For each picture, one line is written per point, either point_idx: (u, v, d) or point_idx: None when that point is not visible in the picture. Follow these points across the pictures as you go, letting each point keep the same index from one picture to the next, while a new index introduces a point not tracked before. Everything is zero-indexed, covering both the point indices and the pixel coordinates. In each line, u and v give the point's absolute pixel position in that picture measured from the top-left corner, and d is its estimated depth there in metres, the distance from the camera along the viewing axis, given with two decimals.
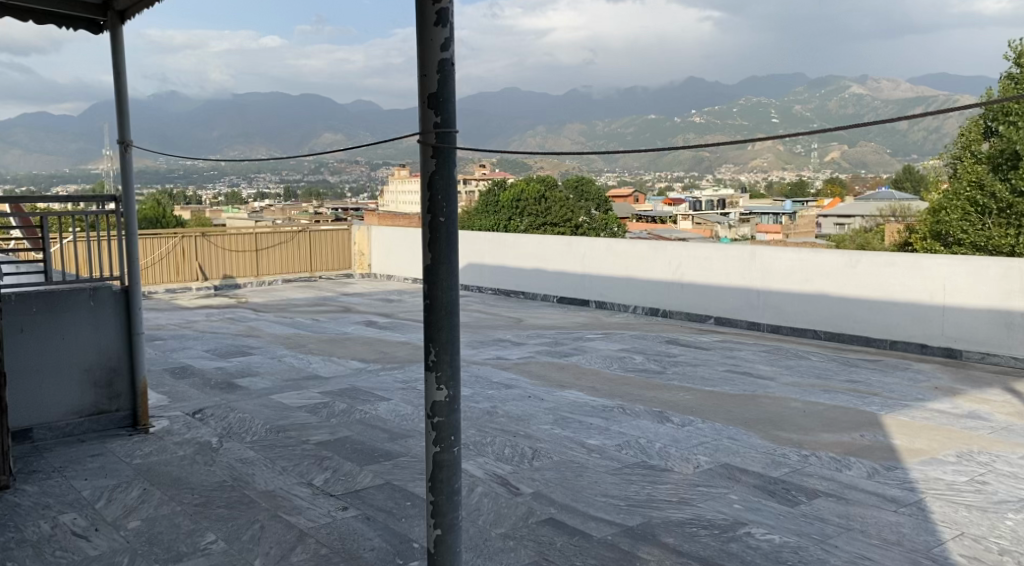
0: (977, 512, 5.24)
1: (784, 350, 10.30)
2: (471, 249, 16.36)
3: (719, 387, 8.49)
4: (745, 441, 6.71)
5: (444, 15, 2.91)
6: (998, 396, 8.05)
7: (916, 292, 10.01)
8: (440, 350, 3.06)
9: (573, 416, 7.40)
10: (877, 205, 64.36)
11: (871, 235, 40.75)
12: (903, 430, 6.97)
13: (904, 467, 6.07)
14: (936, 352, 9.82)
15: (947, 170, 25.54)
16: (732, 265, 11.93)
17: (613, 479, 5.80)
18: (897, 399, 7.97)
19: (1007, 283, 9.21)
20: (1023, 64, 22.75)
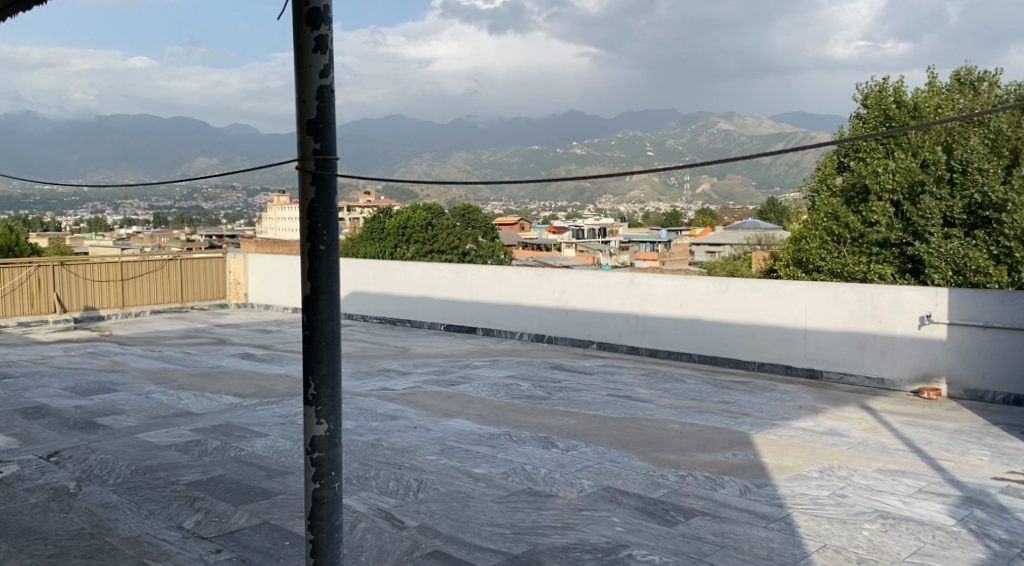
0: (839, 524, 5.50)
1: (662, 373, 10.58)
2: (355, 277, 16.12)
3: (602, 411, 8.62)
4: (626, 463, 6.82)
5: (323, 42, 2.85)
6: (856, 413, 8.53)
7: (781, 316, 10.51)
8: (320, 383, 2.96)
9: (460, 445, 7.34)
10: (745, 234, 67.61)
11: (740, 262, 42.69)
12: (772, 448, 7.26)
13: (773, 484, 6.32)
14: (800, 372, 10.32)
15: (806, 202, 27.17)
16: (613, 291, 12.21)
17: (498, 507, 5.77)
18: (767, 419, 8.30)
19: (861, 306, 9.81)
20: (868, 106, 24.52)
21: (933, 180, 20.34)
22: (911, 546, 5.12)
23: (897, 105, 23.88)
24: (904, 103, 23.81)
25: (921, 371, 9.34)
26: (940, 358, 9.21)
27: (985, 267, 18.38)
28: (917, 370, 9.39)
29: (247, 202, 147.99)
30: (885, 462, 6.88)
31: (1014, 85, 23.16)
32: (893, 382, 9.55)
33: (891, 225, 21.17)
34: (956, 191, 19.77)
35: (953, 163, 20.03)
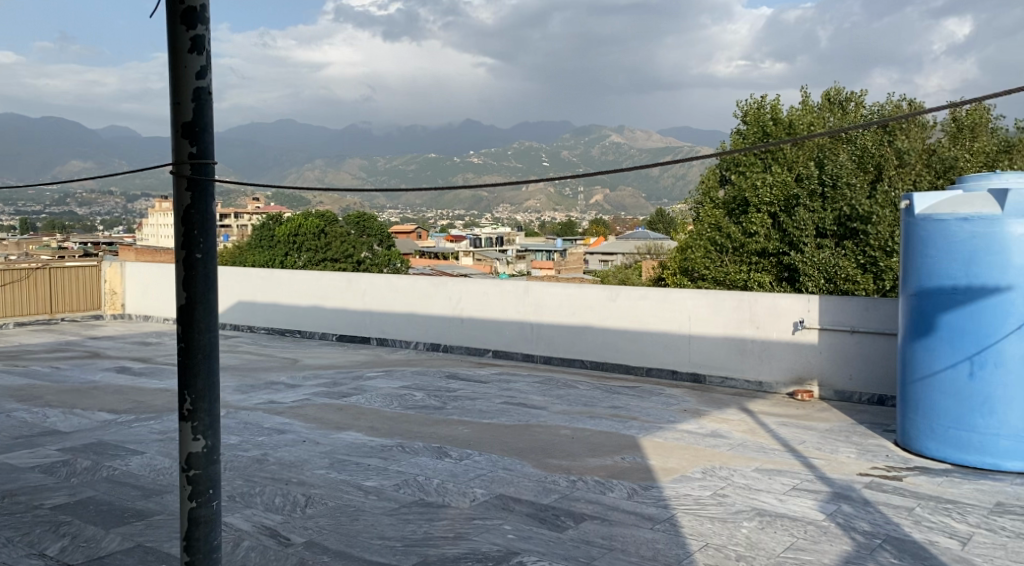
0: (719, 523, 5.72)
1: (555, 380, 10.73)
2: (242, 286, 15.66)
3: (496, 418, 8.68)
4: (518, 471, 6.88)
5: (199, 43, 2.76)
6: (736, 415, 8.90)
7: (666, 323, 10.85)
8: (196, 398, 2.86)
9: (350, 458, 7.23)
10: (636, 244, 69.40)
11: (630, 271, 43.81)
12: (658, 451, 7.48)
13: (659, 486, 6.50)
14: (685, 377, 10.67)
15: (692, 213, 28.20)
16: (508, 299, 12.30)
17: (389, 520, 5.72)
18: (653, 422, 8.55)
19: (740, 312, 10.24)
20: (749, 122, 25.67)
21: (806, 194, 21.27)
22: (785, 542, 5.38)
23: (774, 122, 25.13)
24: (780, 120, 25.07)
25: (796, 373, 9.82)
26: (813, 361, 9.71)
27: (853, 275, 19.34)
28: (792, 373, 9.86)
29: (126, 207, 141.33)
30: (762, 462, 7.20)
31: (878, 105, 24.84)
32: (770, 385, 10.00)
33: (769, 236, 22.07)
34: (827, 204, 20.82)
35: (825, 178, 21.11)
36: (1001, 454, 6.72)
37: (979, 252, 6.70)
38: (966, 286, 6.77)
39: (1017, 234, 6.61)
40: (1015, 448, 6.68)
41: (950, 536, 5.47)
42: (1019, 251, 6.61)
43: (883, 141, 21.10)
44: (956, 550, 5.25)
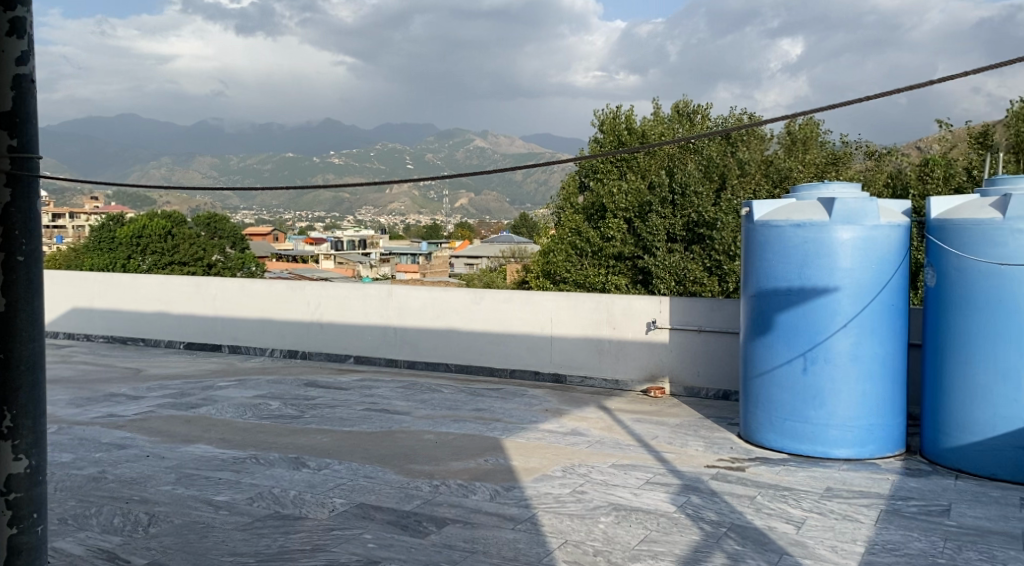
0: (578, 520, 5.86)
1: (418, 385, 10.68)
2: (79, 292, 14.67)
3: (357, 426, 8.53)
4: (379, 478, 6.79)
5: (19, 27, 2.57)
6: (594, 414, 9.14)
7: (526, 324, 11.02)
8: (18, 413, 2.65)
9: (199, 472, 6.92)
10: (499, 248, 70.12)
11: (494, 274, 44.22)
12: (520, 452, 7.58)
13: (520, 487, 6.59)
14: (546, 377, 10.87)
15: (553, 217, 28.81)
16: (369, 303, 12.13)
17: (241, 536, 5.51)
18: (515, 423, 8.65)
19: (597, 313, 10.53)
20: (605, 129, 26.48)
21: (659, 201, 22.03)
22: (639, 535, 5.57)
23: (629, 131, 26.03)
24: (634, 129, 26.01)
25: (648, 372, 10.21)
26: (665, 360, 10.12)
27: (700, 277, 20.46)
28: (645, 371, 10.24)
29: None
30: (619, 458, 7.43)
31: (723, 118, 26.26)
32: (625, 383, 10.35)
33: (625, 240, 22.88)
34: (677, 210, 21.65)
35: (675, 186, 22.01)
36: (830, 443, 7.24)
37: (810, 255, 7.19)
38: (799, 287, 7.25)
39: (842, 240, 7.15)
40: (843, 437, 7.21)
41: (787, 521, 5.84)
42: (844, 255, 7.14)
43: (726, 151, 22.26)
44: (792, 534, 5.60)
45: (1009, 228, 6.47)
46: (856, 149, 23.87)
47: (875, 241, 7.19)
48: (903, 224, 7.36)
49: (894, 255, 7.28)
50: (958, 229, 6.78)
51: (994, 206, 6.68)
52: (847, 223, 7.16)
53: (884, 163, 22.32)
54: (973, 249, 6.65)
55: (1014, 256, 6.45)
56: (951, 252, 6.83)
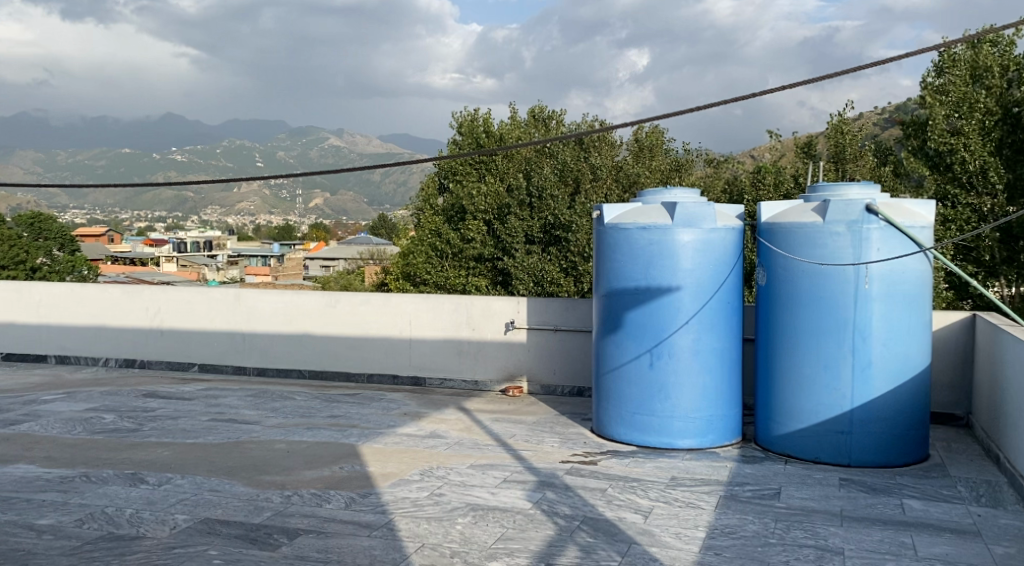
0: (435, 522, 5.87)
1: (269, 393, 10.35)
2: None
3: (202, 437, 8.18)
4: (226, 491, 6.56)
5: None
6: (453, 415, 9.18)
7: (383, 327, 10.89)
8: None
9: (20, 495, 6.43)
10: (357, 250, 69.06)
11: (351, 276, 43.59)
12: (376, 457, 7.51)
13: (376, 492, 6.53)
14: (405, 381, 10.80)
15: (412, 219, 28.72)
16: (216, 308, 11.66)
17: (70, 561, 5.17)
18: (372, 428, 8.56)
19: (455, 315, 10.55)
20: (463, 131, 26.63)
21: (517, 204, 22.61)
22: (496, 534, 5.66)
23: (486, 134, 26.29)
24: (491, 132, 26.30)
25: (507, 372, 10.35)
26: (522, 359, 10.29)
27: (556, 278, 20.73)
28: (504, 371, 10.37)
29: None
30: (476, 458, 7.50)
31: (576, 124, 27.00)
32: (485, 384, 10.45)
33: (484, 242, 23.17)
34: (535, 213, 22.25)
35: (532, 189, 22.43)
36: (675, 434, 7.60)
37: (655, 256, 7.53)
38: (645, 287, 7.57)
39: (684, 241, 7.52)
40: (687, 428, 7.59)
41: (635, 511, 6.08)
42: (686, 256, 7.52)
43: (580, 156, 22.74)
44: (640, 523, 5.85)
45: (829, 231, 7.03)
46: (697, 156, 25.00)
47: (713, 244, 7.61)
48: (737, 227, 7.83)
49: (729, 256, 7.73)
50: (785, 232, 7.28)
51: (815, 211, 7.23)
52: (689, 226, 7.53)
53: (722, 170, 23.63)
54: (799, 249, 7.17)
55: (833, 256, 7.00)
56: (780, 253, 7.33)
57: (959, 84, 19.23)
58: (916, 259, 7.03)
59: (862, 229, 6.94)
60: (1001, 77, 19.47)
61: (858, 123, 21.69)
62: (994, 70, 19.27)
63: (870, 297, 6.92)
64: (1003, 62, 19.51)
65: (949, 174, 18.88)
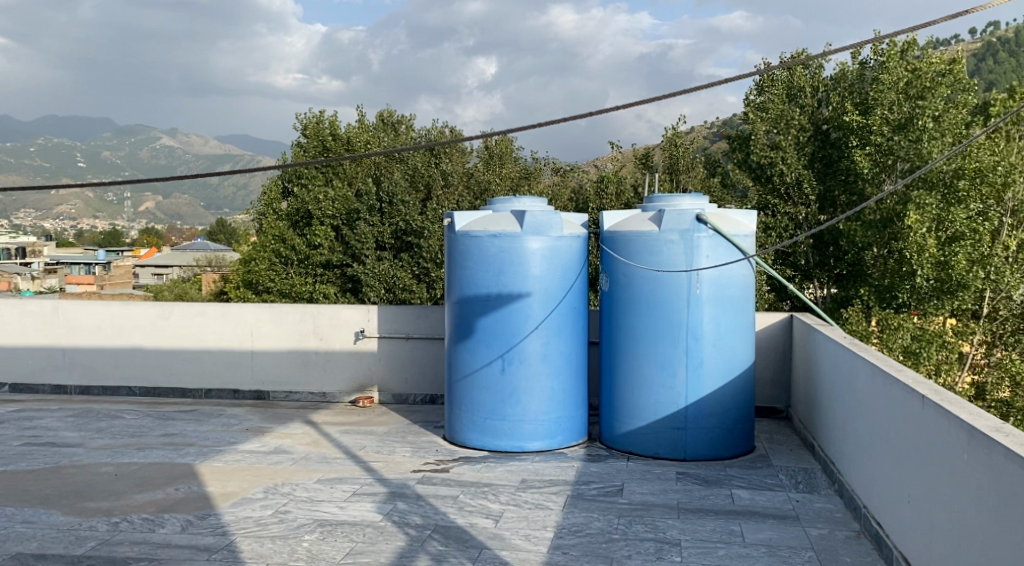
0: (280, 541, 5.66)
1: (94, 412, 9.64)
2: None
3: (16, 464, 7.52)
4: (44, 522, 6.05)
5: None
6: (298, 429, 8.90)
7: (223, 340, 10.41)
8: None
9: None
10: (194, 256, 65.90)
11: (187, 285, 41.47)
12: (216, 476, 7.16)
13: (216, 513, 6.23)
14: (247, 395, 10.38)
15: (254, 224, 27.72)
16: (31, 322, 10.75)
17: None
18: (211, 446, 8.16)
19: (301, 325, 10.24)
20: (307, 134, 25.93)
21: (366, 209, 22.14)
22: (344, 548, 5.53)
23: (332, 137, 25.73)
24: (337, 135, 25.76)
25: (356, 382, 10.16)
26: (372, 368, 10.12)
27: (409, 285, 20.64)
28: (353, 381, 10.17)
29: None
30: (323, 472, 7.30)
31: (424, 130, 26.96)
32: (333, 395, 10.21)
33: (332, 248, 22.74)
34: (385, 218, 21.95)
35: (382, 194, 22.22)
36: (524, 437, 7.71)
37: (505, 264, 7.62)
38: (496, 294, 7.64)
39: (532, 249, 7.66)
40: (535, 431, 7.72)
41: (486, 516, 6.12)
42: (534, 263, 7.66)
43: (431, 162, 22.56)
44: (491, 527, 5.89)
45: (664, 239, 7.37)
46: (544, 165, 25.46)
47: (559, 251, 7.79)
48: (582, 235, 8.05)
49: (575, 262, 7.94)
50: (626, 239, 7.57)
51: (652, 220, 7.56)
52: (537, 234, 7.68)
53: (567, 179, 24.28)
54: (638, 257, 7.47)
55: (668, 263, 7.35)
56: (620, 260, 7.60)
57: (776, 103, 20.92)
58: (741, 266, 7.49)
59: (693, 238, 7.33)
60: (812, 97, 21.15)
61: (689, 136, 22.88)
62: (806, 90, 21.00)
63: (701, 300, 7.31)
64: (814, 83, 21.15)
65: (770, 186, 20.35)
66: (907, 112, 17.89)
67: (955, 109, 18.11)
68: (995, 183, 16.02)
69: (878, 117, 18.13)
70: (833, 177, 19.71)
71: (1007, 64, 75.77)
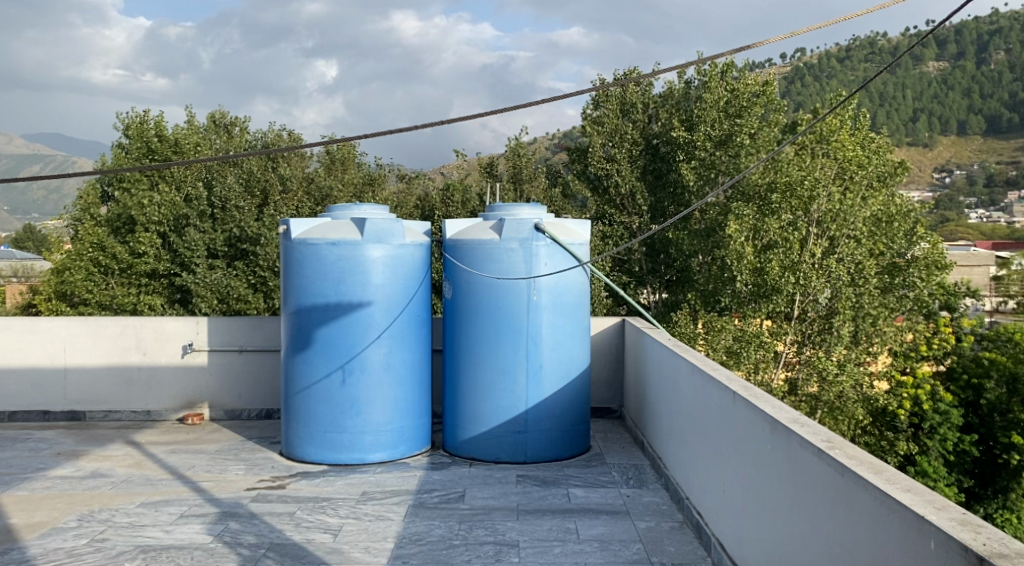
0: None
1: None
2: None
3: None
4: None
5: None
6: (119, 451, 8.36)
7: (32, 357, 9.60)
8: None
9: None
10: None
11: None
12: (22, 507, 6.59)
13: (20, 547, 5.73)
14: (60, 417, 9.61)
15: (68, 231, 25.74)
16: None
17: None
18: (16, 474, 7.51)
19: (123, 340, 9.61)
20: (129, 135, 24.38)
21: (196, 215, 21.17)
22: None
23: (159, 139, 24.32)
24: (165, 137, 24.38)
25: (184, 399, 9.66)
26: (202, 384, 9.65)
27: (244, 295, 19.82)
28: (181, 398, 9.66)
29: None
30: (147, 495, 6.88)
31: (260, 133, 26.03)
32: (159, 413, 9.65)
33: (158, 256, 21.54)
34: (217, 225, 21.05)
35: (213, 200, 21.25)
36: (366, 448, 7.58)
37: (346, 272, 7.48)
38: (336, 303, 7.49)
39: (373, 257, 7.57)
40: (377, 441, 7.61)
41: (324, 531, 5.97)
42: (374, 272, 7.57)
43: (267, 167, 21.39)
44: (329, 542, 5.76)
45: (504, 247, 7.49)
46: (388, 171, 25.15)
47: (400, 259, 7.74)
48: (423, 243, 8.03)
49: (417, 270, 7.92)
50: (467, 248, 7.62)
51: (492, 228, 7.66)
52: (377, 242, 7.59)
53: (413, 185, 24.23)
54: (479, 265, 7.54)
55: (508, 271, 7.47)
56: (462, 268, 7.64)
57: (611, 117, 21.66)
58: (576, 272, 7.74)
59: (532, 246, 7.50)
60: (644, 113, 22.17)
61: (531, 147, 23.32)
62: (638, 106, 21.90)
63: (540, 306, 7.49)
64: (645, 99, 22.11)
65: (608, 197, 21.16)
66: (726, 129, 19.34)
67: (769, 126, 19.25)
68: (802, 196, 17.26)
69: (702, 134, 19.36)
70: (662, 189, 21.05)
71: (813, 87, 82.62)
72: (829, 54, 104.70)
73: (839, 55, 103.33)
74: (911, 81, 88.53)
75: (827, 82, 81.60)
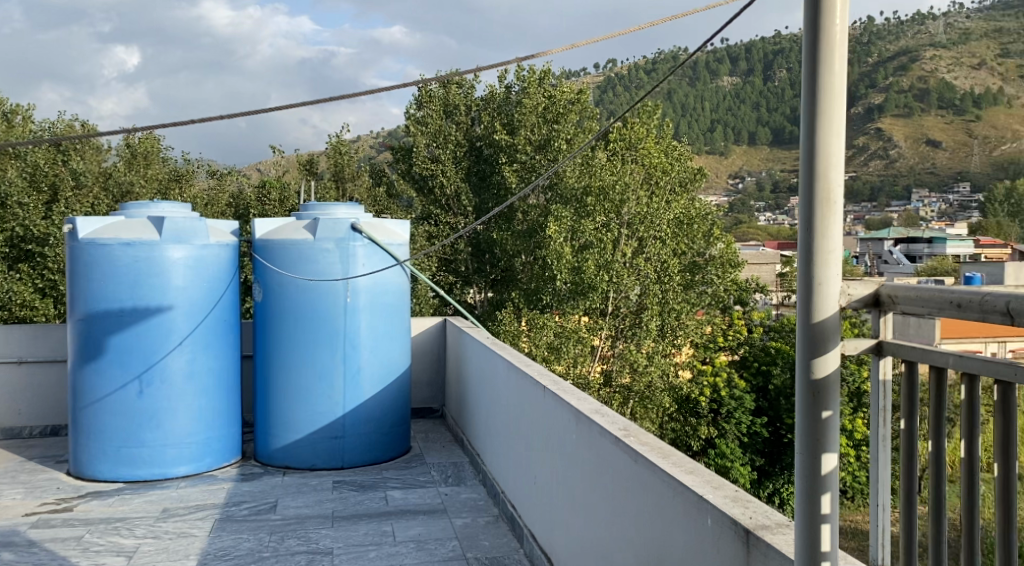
0: None
1: None
2: None
3: None
4: None
5: None
6: None
7: None
8: None
9: None
10: None
11: None
12: None
13: None
14: None
15: None
16: None
17: None
18: None
19: None
20: None
21: None
22: None
23: None
24: None
25: None
26: None
27: (31, 300, 18.13)
28: None
29: None
30: None
31: (47, 122, 23.82)
32: None
33: None
34: None
35: None
36: (168, 462, 7.13)
37: (142, 275, 7.00)
38: (131, 308, 7.00)
39: (173, 258, 7.13)
40: (181, 454, 7.17)
41: (116, 554, 5.54)
42: (175, 274, 7.13)
43: (56, 160, 19.83)
44: None
45: (319, 247, 7.28)
46: (197, 167, 23.78)
47: (205, 260, 7.33)
48: (230, 244, 7.64)
49: (224, 272, 7.53)
50: (278, 249, 7.34)
51: (307, 228, 7.42)
52: (178, 242, 7.16)
53: (224, 182, 23.10)
54: (290, 266, 7.28)
55: (323, 273, 7.27)
56: (272, 269, 7.36)
57: (434, 118, 21.81)
58: (394, 273, 7.65)
59: (348, 246, 7.35)
60: (466, 115, 22.33)
61: (354, 144, 22.74)
62: (460, 108, 22.10)
63: (355, 308, 7.34)
64: (467, 101, 22.33)
65: (431, 197, 21.26)
66: (546, 133, 20.35)
67: (582, 132, 20.08)
68: (614, 199, 18.12)
69: (522, 138, 20.02)
70: (486, 190, 21.23)
71: (625, 94, 86.60)
72: (638, 66, 110.23)
73: (647, 67, 109.09)
74: (710, 94, 95.00)
75: (637, 90, 85.77)
